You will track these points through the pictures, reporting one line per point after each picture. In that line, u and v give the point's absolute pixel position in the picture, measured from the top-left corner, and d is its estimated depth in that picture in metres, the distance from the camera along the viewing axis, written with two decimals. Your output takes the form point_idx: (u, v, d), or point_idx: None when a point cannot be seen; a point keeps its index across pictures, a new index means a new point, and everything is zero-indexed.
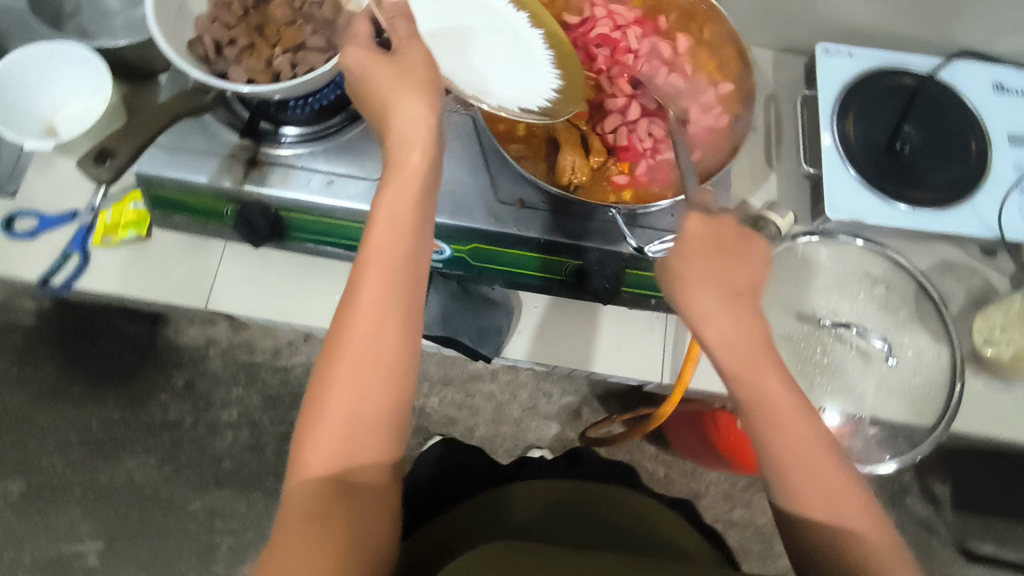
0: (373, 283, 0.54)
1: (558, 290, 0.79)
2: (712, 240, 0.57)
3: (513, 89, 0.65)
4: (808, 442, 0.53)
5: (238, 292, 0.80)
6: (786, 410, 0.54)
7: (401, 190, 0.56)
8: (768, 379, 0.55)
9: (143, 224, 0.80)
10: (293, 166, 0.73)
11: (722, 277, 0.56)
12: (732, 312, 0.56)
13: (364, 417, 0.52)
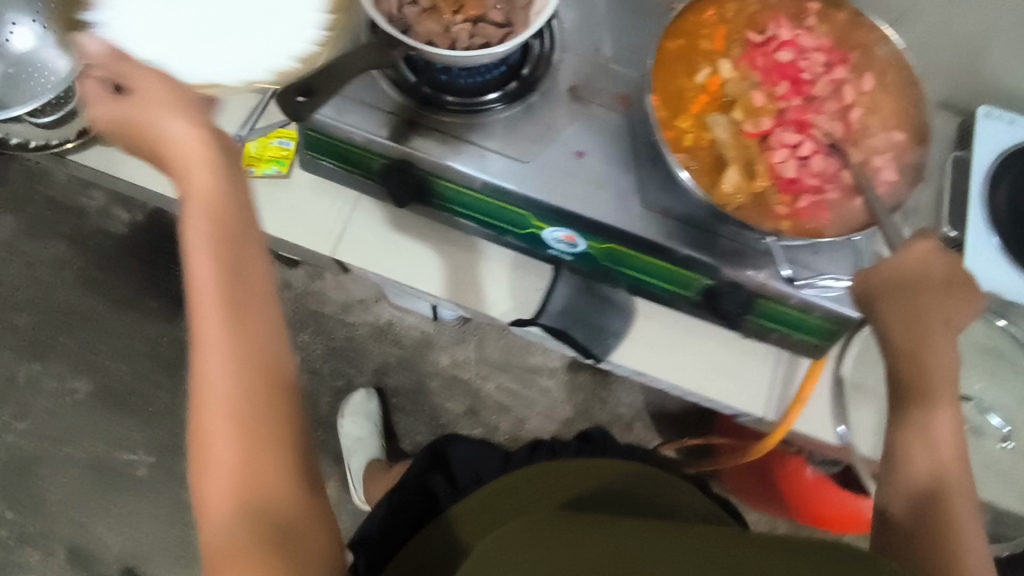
0: (213, 318, 0.55)
1: (680, 305, 0.79)
2: (933, 278, 0.60)
3: (247, 55, 0.73)
4: (957, 458, 0.59)
5: (368, 247, 0.81)
6: (939, 402, 0.59)
7: (192, 213, 0.58)
8: (937, 355, 0.60)
9: (285, 161, 0.82)
10: (452, 135, 0.74)
11: (944, 314, 0.60)
12: (944, 345, 0.60)
13: (263, 449, 0.54)
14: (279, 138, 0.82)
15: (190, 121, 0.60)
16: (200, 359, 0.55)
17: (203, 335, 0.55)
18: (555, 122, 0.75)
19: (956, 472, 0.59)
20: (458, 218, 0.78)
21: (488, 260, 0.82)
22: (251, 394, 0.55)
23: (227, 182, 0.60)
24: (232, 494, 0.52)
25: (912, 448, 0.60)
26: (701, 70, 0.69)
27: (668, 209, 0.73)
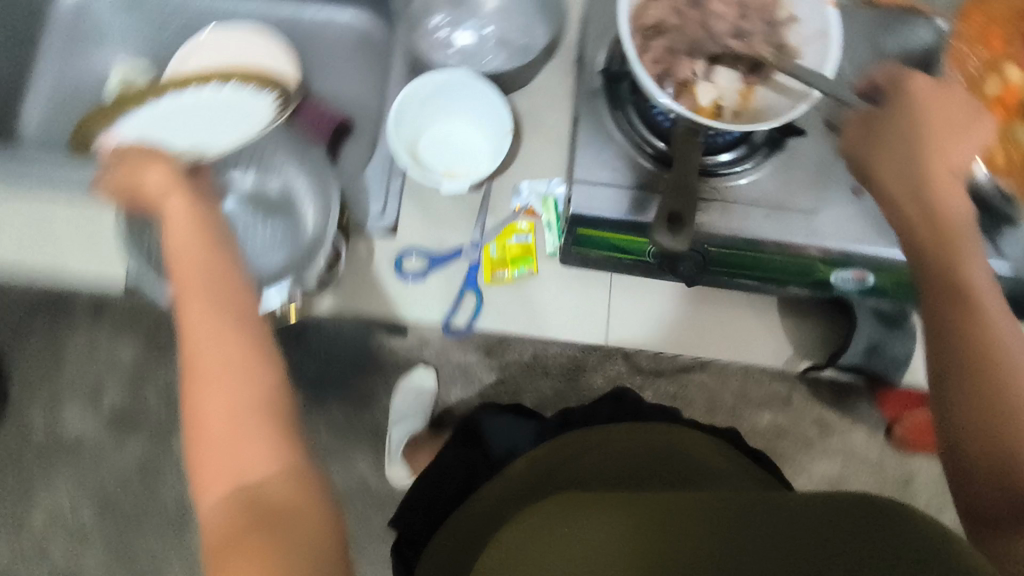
0: (198, 314, 0.50)
1: (967, 314, 0.76)
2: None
3: (209, 135, 0.72)
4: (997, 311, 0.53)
5: (640, 326, 0.78)
6: (984, 289, 0.54)
7: (179, 234, 0.54)
8: (972, 266, 0.55)
9: (532, 258, 0.77)
10: (728, 200, 0.70)
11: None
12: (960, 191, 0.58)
13: (239, 400, 0.47)
14: (519, 234, 0.77)
15: (168, 165, 0.57)
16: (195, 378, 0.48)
17: (202, 344, 0.48)
18: (825, 159, 0.71)
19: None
20: (735, 279, 0.75)
21: (761, 312, 0.79)
22: (235, 411, 0.46)
23: (210, 210, 0.56)
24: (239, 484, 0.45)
25: (967, 345, 0.51)
26: (993, 81, 0.66)
27: None
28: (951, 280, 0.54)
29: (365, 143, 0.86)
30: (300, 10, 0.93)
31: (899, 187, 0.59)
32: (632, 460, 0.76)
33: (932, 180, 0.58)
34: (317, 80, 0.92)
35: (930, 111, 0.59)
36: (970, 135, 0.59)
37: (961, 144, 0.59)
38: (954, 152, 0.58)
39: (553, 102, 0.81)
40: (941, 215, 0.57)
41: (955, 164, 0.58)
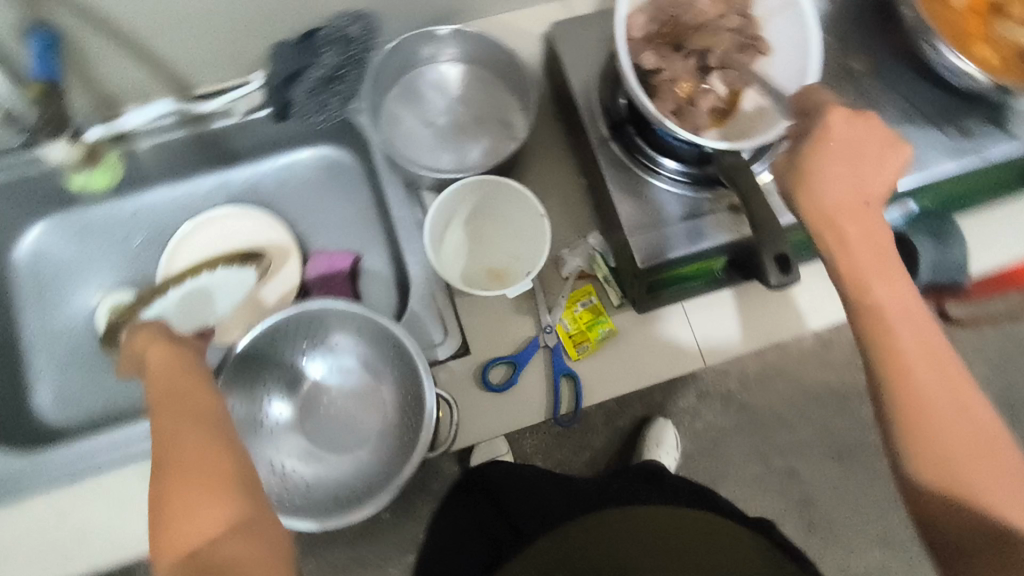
0: (189, 429, 0.48)
1: (996, 197, 0.82)
2: (844, 140, 0.52)
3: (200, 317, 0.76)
4: (928, 352, 0.47)
5: (726, 336, 0.79)
6: (898, 313, 0.48)
7: (164, 402, 0.50)
8: (887, 284, 0.49)
9: (605, 317, 0.76)
10: (772, 192, 0.70)
11: (852, 176, 0.51)
12: (856, 221, 0.50)
13: (212, 470, 0.45)
14: (582, 301, 0.76)
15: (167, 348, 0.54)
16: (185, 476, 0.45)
17: (181, 453, 0.46)
18: None
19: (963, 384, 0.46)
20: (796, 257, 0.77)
21: (823, 273, 0.81)
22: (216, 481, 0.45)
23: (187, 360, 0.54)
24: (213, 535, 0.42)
25: (878, 334, 0.48)
26: None
27: (971, 127, 0.74)
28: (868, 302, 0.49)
29: (384, 275, 0.86)
30: (257, 168, 0.89)
31: (814, 223, 0.51)
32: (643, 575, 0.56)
33: (831, 228, 0.50)
34: (308, 229, 0.88)
35: (843, 144, 0.52)
36: (844, 155, 0.51)
37: (873, 168, 0.52)
38: (863, 180, 0.51)
39: (555, 163, 0.81)
40: (853, 261, 0.50)
41: (869, 194, 0.51)
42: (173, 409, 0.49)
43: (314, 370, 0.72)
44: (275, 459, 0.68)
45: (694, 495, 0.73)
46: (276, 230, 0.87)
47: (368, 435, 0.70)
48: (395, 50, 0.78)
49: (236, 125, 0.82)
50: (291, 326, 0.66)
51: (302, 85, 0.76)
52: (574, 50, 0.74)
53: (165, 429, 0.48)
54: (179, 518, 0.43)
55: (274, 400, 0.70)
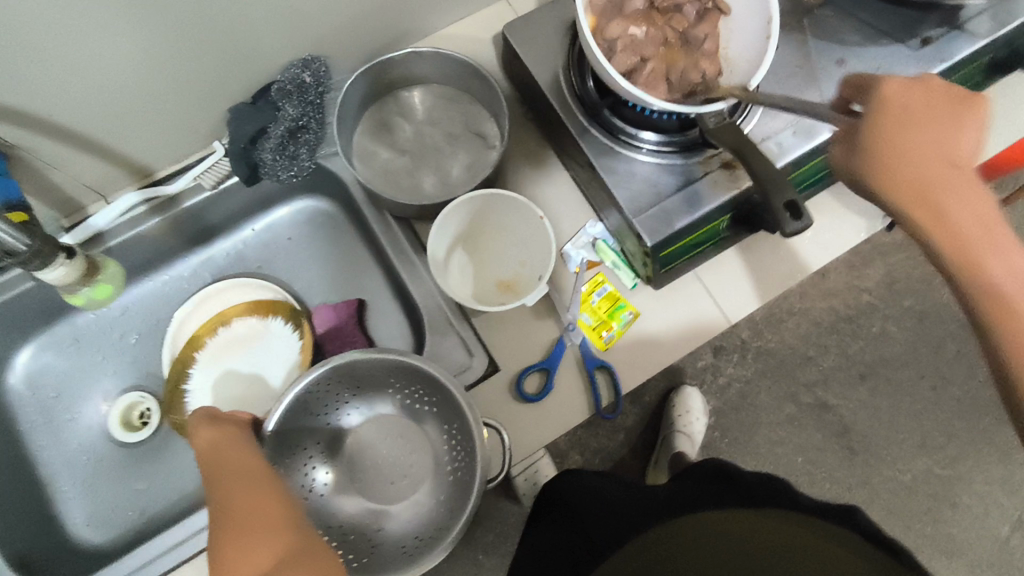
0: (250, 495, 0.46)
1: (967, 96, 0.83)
2: (923, 106, 0.48)
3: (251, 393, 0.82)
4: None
5: (745, 290, 0.79)
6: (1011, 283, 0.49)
7: (219, 467, 0.49)
8: (988, 260, 0.49)
9: (624, 301, 0.76)
10: (762, 141, 0.70)
11: (940, 140, 0.48)
12: (958, 193, 0.48)
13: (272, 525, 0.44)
14: (598, 290, 0.76)
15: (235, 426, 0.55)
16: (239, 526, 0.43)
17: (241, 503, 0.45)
18: (800, 55, 0.74)
19: None
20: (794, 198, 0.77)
21: (819, 209, 0.82)
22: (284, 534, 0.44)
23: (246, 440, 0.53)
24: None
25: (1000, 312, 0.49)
26: None
27: (929, 35, 0.75)
28: (968, 262, 0.49)
29: (393, 312, 0.84)
30: (240, 238, 0.87)
31: (903, 198, 0.48)
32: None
33: (911, 196, 0.48)
34: (304, 284, 0.86)
35: (917, 110, 0.48)
36: (924, 119, 0.48)
37: (953, 132, 0.48)
38: (951, 142, 0.48)
39: (538, 161, 0.80)
40: (955, 224, 0.48)
41: (956, 156, 0.48)
42: (223, 470, 0.48)
43: (354, 424, 0.70)
44: (330, 524, 0.66)
45: (771, 489, 0.73)
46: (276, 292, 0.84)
47: (420, 480, 0.68)
48: (351, 87, 0.75)
49: (209, 199, 0.79)
50: (326, 386, 0.64)
51: (266, 144, 0.75)
52: (531, 46, 0.74)
53: (215, 487, 0.47)
54: (229, 572, 0.41)
55: (317, 464, 0.68)
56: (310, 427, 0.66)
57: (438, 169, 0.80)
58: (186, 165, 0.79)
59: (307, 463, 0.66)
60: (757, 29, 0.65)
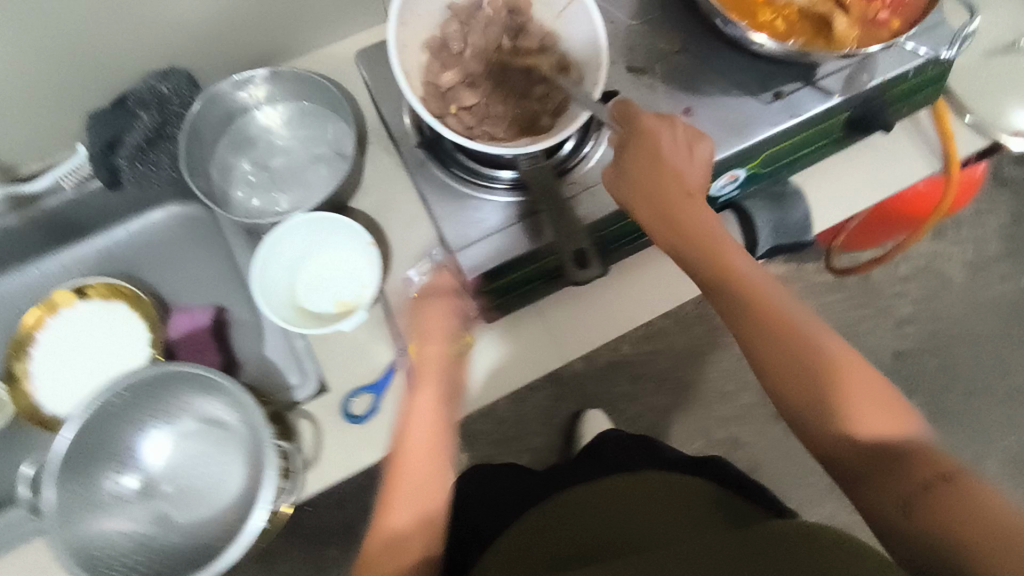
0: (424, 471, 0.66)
1: (829, 151, 0.83)
2: (658, 153, 0.62)
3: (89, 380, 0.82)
4: (775, 302, 0.58)
5: (582, 330, 0.78)
6: (761, 285, 0.60)
7: (422, 404, 0.68)
8: (737, 267, 0.60)
9: None
10: (593, 184, 0.71)
11: (674, 174, 0.61)
12: (696, 212, 0.62)
13: (429, 482, 0.65)
14: None
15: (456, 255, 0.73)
16: (390, 500, 0.64)
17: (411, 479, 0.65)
18: (647, 102, 0.74)
19: (852, 374, 0.55)
20: (637, 241, 0.77)
21: None
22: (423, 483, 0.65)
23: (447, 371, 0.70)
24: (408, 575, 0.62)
25: (785, 341, 0.56)
26: None
27: (782, 90, 0.75)
28: (720, 269, 0.60)
29: (249, 323, 0.86)
30: (113, 237, 0.89)
31: (649, 217, 0.62)
32: (623, 521, 0.68)
33: (670, 212, 0.61)
34: (170, 288, 0.88)
35: (664, 152, 0.62)
36: (674, 152, 0.62)
37: (689, 157, 0.62)
38: (684, 175, 0.61)
39: (394, 186, 0.81)
40: (704, 239, 0.61)
41: (690, 185, 0.61)
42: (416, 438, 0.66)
43: (161, 436, 0.72)
44: (127, 530, 0.68)
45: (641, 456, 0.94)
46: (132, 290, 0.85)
47: (224, 490, 0.72)
48: (207, 106, 0.76)
49: (71, 200, 0.81)
50: (125, 400, 0.67)
51: (122, 152, 0.77)
52: (381, 75, 0.75)
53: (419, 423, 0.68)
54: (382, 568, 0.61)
55: (123, 472, 0.70)
56: (111, 439, 0.69)
57: (298, 190, 0.82)
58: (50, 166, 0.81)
59: (112, 473, 0.69)
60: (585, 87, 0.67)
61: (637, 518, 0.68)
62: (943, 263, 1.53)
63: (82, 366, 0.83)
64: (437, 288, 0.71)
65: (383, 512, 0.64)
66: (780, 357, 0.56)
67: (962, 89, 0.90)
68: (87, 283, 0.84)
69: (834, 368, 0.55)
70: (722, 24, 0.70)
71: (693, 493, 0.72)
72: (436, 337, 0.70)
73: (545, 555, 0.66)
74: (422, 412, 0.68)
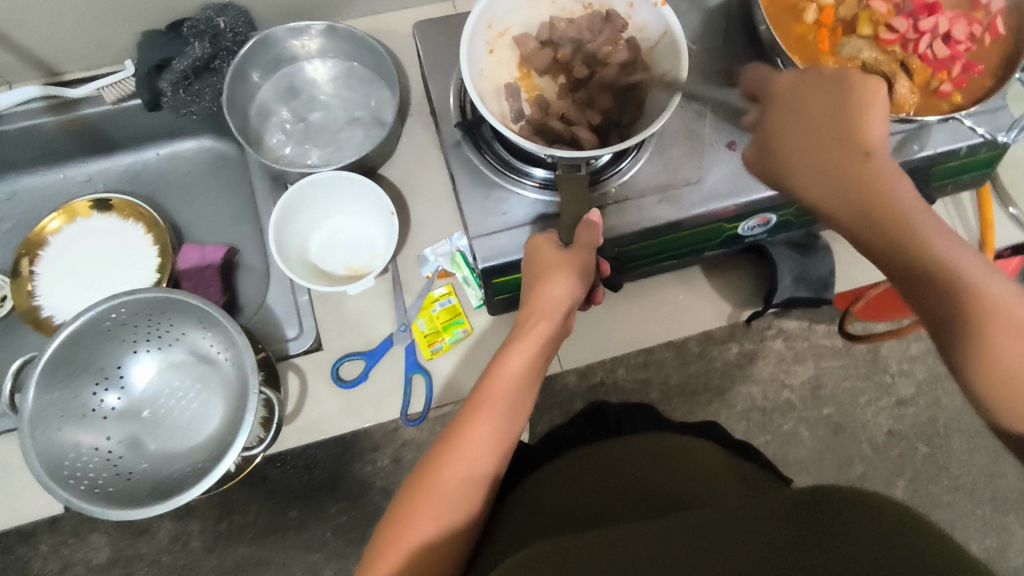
0: (474, 438, 0.55)
1: None
2: (817, 88, 0.53)
3: (97, 288, 0.84)
4: (971, 260, 0.43)
5: (586, 340, 0.80)
6: (971, 262, 0.43)
7: (521, 376, 0.58)
8: (932, 230, 0.45)
9: (462, 318, 0.76)
10: (624, 200, 0.70)
11: (816, 114, 0.52)
12: (845, 143, 0.50)
13: (490, 447, 0.55)
14: (440, 300, 0.76)
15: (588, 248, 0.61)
16: (443, 455, 0.54)
17: (457, 466, 0.54)
18: (692, 129, 0.73)
19: None
20: (656, 264, 0.76)
21: (685, 279, 0.82)
22: (476, 482, 0.54)
23: (548, 346, 0.60)
24: (462, 522, 0.53)
25: (974, 295, 0.42)
26: (809, 9, 0.70)
27: None
28: (877, 198, 0.47)
29: (258, 271, 0.86)
30: (143, 156, 0.90)
31: (785, 160, 0.54)
32: (650, 476, 0.60)
33: (834, 156, 0.50)
34: (186, 217, 0.89)
35: (809, 93, 0.53)
36: (829, 98, 0.52)
37: (876, 114, 0.50)
38: (858, 119, 0.49)
39: (426, 162, 0.81)
40: (877, 203, 0.47)
41: (866, 133, 0.49)
42: (495, 409, 0.56)
43: (150, 360, 0.73)
44: (100, 446, 0.68)
45: (645, 421, 0.82)
46: (140, 206, 0.84)
47: (202, 425, 0.72)
48: (260, 47, 0.77)
49: (109, 112, 0.81)
50: (121, 316, 0.67)
51: (167, 75, 0.77)
52: (435, 50, 0.75)
53: (488, 401, 0.57)
54: (421, 508, 0.52)
55: (107, 388, 0.71)
56: (103, 352, 0.69)
57: (333, 147, 0.83)
58: (96, 75, 0.82)
59: (99, 386, 0.70)
60: (657, 107, 0.66)
61: (672, 478, 0.59)
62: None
63: (90, 274, 0.84)
64: (552, 254, 0.60)
65: (432, 470, 0.54)
66: (975, 342, 0.42)
67: (1010, 179, 0.88)
68: (109, 198, 0.85)
69: (1008, 329, 0.41)
70: (782, 65, 0.70)
71: (710, 454, 0.65)
72: (548, 315, 0.59)
73: (572, 497, 0.60)
74: (499, 406, 0.56)
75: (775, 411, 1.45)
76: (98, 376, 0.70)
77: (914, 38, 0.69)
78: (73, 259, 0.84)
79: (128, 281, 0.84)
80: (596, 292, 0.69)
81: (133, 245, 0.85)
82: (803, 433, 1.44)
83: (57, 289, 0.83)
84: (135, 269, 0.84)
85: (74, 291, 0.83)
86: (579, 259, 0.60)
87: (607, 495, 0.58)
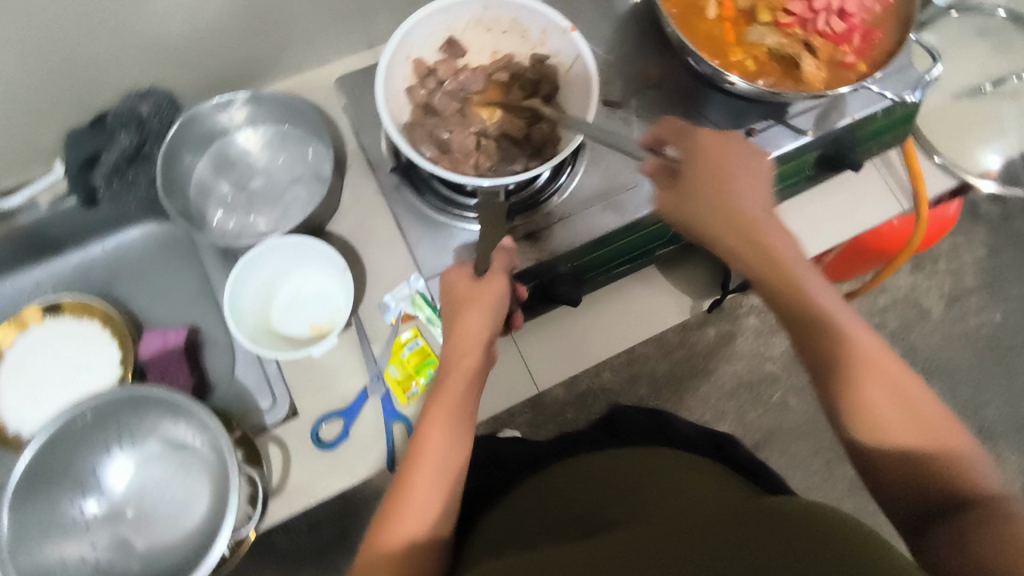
0: (415, 495, 0.54)
1: (802, 188, 0.85)
2: (712, 148, 0.58)
3: (64, 390, 0.82)
4: (852, 321, 0.53)
5: (556, 359, 0.80)
6: (830, 310, 0.54)
7: (455, 421, 0.58)
8: (806, 282, 0.54)
9: (433, 358, 0.76)
10: (567, 216, 0.72)
11: (717, 185, 0.56)
12: (721, 202, 0.56)
13: (432, 502, 0.54)
14: (409, 344, 0.76)
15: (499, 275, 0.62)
16: (385, 523, 0.53)
17: (399, 523, 0.53)
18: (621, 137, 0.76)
19: (910, 386, 0.51)
20: (611, 271, 0.78)
21: (647, 276, 0.84)
22: (424, 537, 0.53)
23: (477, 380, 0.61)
24: None
25: (830, 353, 0.53)
26: (708, 7, 0.73)
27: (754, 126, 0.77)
28: (790, 284, 0.54)
29: (224, 346, 0.85)
30: (90, 252, 0.89)
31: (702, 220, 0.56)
32: (595, 502, 0.62)
33: (746, 232, 0.55)
34: (142, 304, 0.88)
35: (722, 162, 0.57)
36: (739, 171, 0.58)
37: (752, 175, 0.58)
38: (749, 192, 0.57)
39: (372, 209, 0.81)
40: (775, 259, 0.55)
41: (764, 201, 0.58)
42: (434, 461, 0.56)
43: (126, 460, 0.71)
44: (88, 554, 0.68)
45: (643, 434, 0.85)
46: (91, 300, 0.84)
47: (191, 515, 0.70)
48: (185, 125, 0.77)
49: (46, 217, 0.81)
50: (85, 423, 0.66)
51: (99, 171, 0.78)
52: (361, 102, 0.77)
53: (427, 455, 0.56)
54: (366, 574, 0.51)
55: (86, 496, 0.70)
56: (75, 461, 0.68)
57: (278, 208, 0.83)
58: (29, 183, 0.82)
59: (78, 494, 0.69)
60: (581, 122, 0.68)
61: (626, 498, 0.60)
62: (921, 294, 1.55)
63: (55, 377, 0.83)
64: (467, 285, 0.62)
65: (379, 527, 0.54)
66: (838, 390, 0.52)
67: (932, 131, 0.91)
68: (59, 301, 0.83)
69: (871, 373, 0.51)
70: (693, 62, 0.72)
71: (676, 462, 0.66)
72: (471, 346, 0.60)
73: (539, 517, 0.63)
74: (435, 453, 0.56)
75: (761, 384, 1.48)
76: (74, 483, 0.68)
77: (810, 18, 0.72)
78: (36, 364, 0.83)
79: (93, 378, 0.82)
80: (516, 314, 0.70)
81: (91, 338, 0.83)
82: (792, 402, 1.48)
83: (26, 398, 0.82)
84: (97, 362, 0.82)
85: (43, 397, 0.82)
86: (490, 285, 0.61)
87: (571, 518, 0.61)
